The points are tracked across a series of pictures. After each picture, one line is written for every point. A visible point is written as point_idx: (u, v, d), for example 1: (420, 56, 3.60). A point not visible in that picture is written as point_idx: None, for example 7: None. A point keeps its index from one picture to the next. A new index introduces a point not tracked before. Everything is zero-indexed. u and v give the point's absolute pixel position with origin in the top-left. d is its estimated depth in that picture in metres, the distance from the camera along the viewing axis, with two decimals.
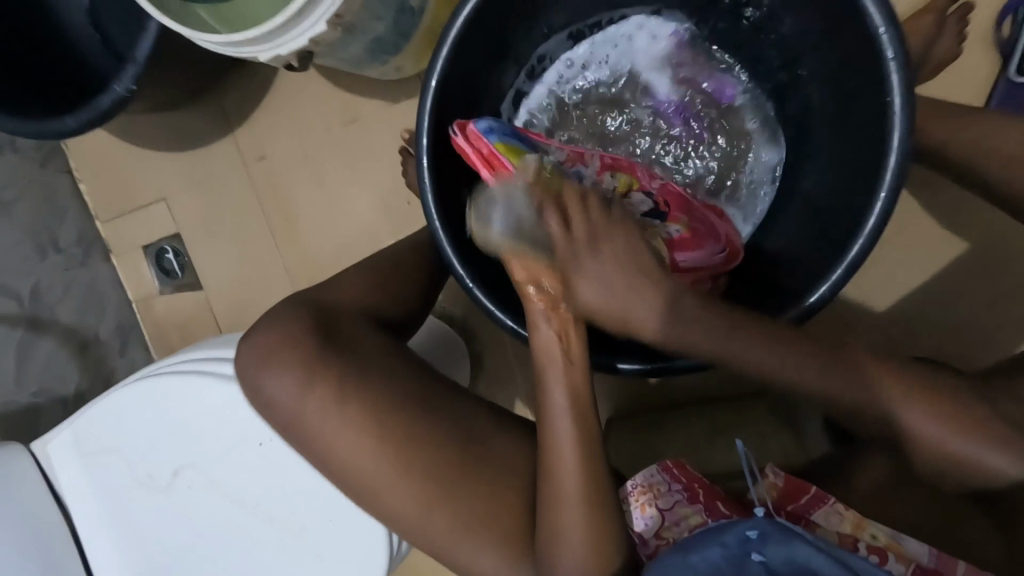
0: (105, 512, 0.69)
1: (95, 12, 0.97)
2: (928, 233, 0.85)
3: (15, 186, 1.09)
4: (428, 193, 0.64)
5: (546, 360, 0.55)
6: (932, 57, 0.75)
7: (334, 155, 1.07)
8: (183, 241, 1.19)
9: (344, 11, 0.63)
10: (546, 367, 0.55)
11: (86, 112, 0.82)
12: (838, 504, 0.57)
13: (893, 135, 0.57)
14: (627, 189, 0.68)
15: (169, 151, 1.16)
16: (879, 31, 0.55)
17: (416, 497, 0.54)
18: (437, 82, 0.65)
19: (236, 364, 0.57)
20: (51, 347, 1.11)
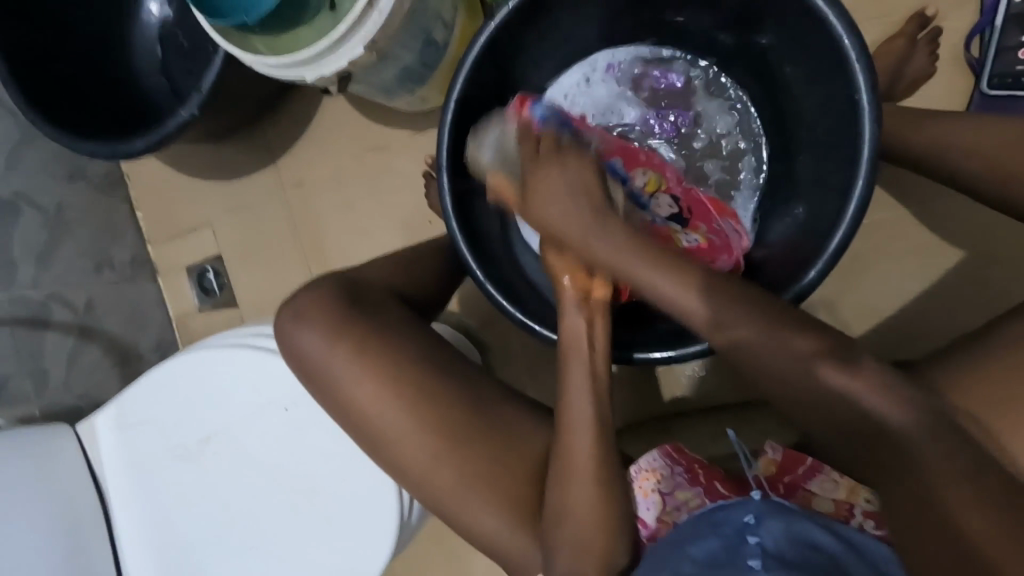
0: (141, 485, 0.74)
1: (164, 58, 1.11)
2: (929, 240, 0.88)
3: (81, 209, 1.22)
4: (447, 193, 0.72)
5: (573, 352, 0.61)
6: (907, 75, 0.82)
7: (364, 179, 1.17)
8: (223, 261, 1.28)
9: (378, 38, 0.74)
10: (571, 360, 0.61)
11: (155, 134, 0.94)
12: (831, 472, 0.62)
13: (864, 133, 0.62)
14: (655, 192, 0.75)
15: (220, 180, 1.27)
16: (845, 40, 0.62)
17: (430, 451, 0.58)
18: (457, 98, 0.73)
19: (274, 326, 0.64)
20: (97, 355, 1.20)
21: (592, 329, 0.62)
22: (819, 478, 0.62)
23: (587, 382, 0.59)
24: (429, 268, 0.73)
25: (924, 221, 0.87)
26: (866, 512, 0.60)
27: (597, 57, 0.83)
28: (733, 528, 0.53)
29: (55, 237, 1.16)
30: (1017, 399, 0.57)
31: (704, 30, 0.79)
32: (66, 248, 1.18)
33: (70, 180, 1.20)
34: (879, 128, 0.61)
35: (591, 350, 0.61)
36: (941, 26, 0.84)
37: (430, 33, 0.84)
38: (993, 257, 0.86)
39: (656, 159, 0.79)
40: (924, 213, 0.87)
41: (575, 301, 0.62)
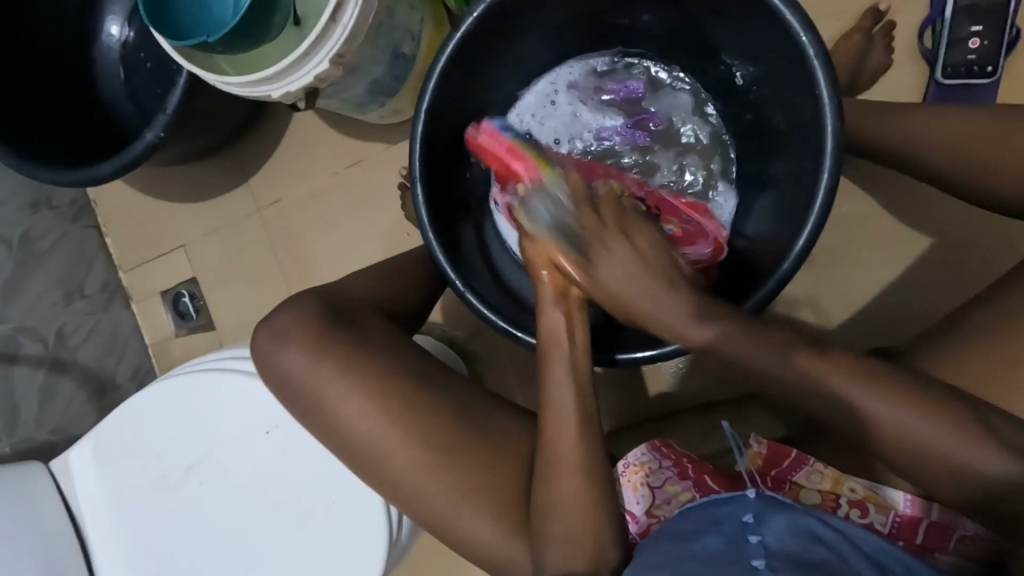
0: (121, 520, 0.71)
1: (128, 81, 1.09)
2: (898, 228, 0.90)
3: (48, 239, 1.18)
4: (421, 205, 0.72)
5: (553, 350, 0.59)
6: (866, 68, 0.84)
7: (340, 195, 1.16)
8: (199, 284, 1.26)
9: (344, 52, 0.74)
10: (551, 357, 0.59)
11: (120, 159, 0.92)
12: (817, 462, 0.63)
13: (826, 126, 0.64)
14: (624, 193, 0.72)
15: (192, 202, 1.25)
16: (801, 37, 0.63)
17: (418, 464, 0.58)
18: (427, 109, 0.73)
19: (251, 347, 0.63)
20: (70, 387, 1.16)
21: (574, 327, 0.59)
22: (806, 469, 0.63)
23: (572, 385, 0.59)
24: (408, 280, 0.73)
25: (891, 210, 0.90)
26: (851, 500, 0.61)
27: (557, 71, 0.84)
28: (733, 525, 0.54)
29: (21, 269, 1.13)
30: (988, 377, 0.58)
31: (668, 32, 0.80)
32: (33, 279, 1.15)
33: (34, 209, 1.17)
34: (841, 121, 0.63)
35: (571, 347, 0.59)
36: (896, 21, 0.86)
37: (398, 45, 0.84)
38: (959, 241, 0.88)
39: (613, 172, 0.75)
40: (890, 201, 0.90)
41: (552, 297, 0.58)
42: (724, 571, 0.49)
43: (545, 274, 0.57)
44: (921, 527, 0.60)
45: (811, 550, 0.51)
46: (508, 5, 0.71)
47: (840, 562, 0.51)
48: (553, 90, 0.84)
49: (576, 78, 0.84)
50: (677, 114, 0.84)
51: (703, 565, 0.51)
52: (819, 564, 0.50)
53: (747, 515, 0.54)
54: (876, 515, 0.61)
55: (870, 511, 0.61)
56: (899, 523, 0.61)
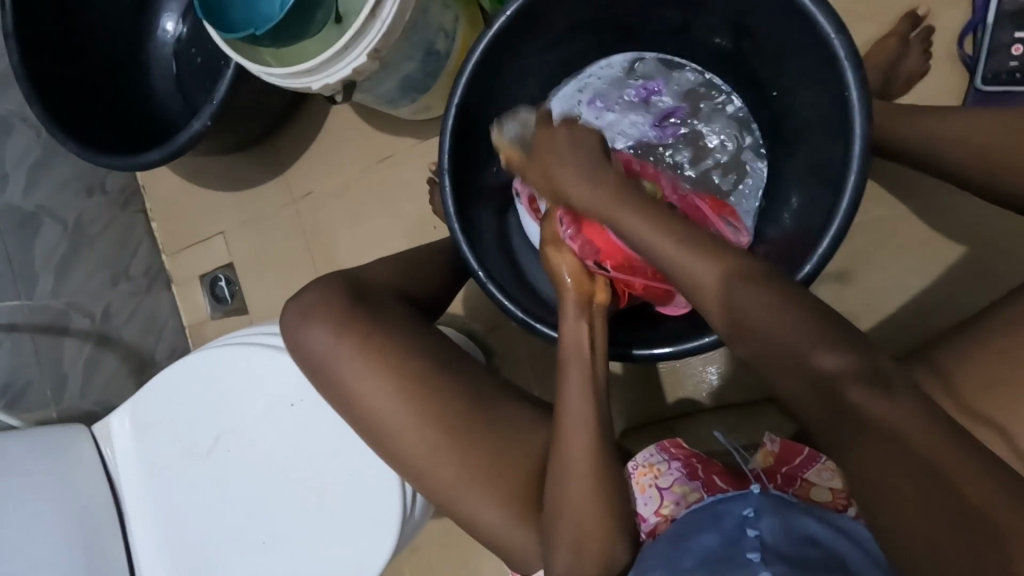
0: (153, 485, 0.76)
1: (179, 74, 1.15)
2: (931, 237, 0.88)
3: (100, 221, 1.26)
4: (448, 196, 0.74)
5: (574, 359, 0.60)
6: (901, 73, 0.83)
7: (371, 188, 1.20)
8: (234, 270, 1.32)
9: (381, 47, 0.77)
10: (569, 367, 0.60)
11: (168, 146, 0.98)
12: (829, 461, 0.62)
13: (856, 127, 0.63)
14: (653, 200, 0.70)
15: (232, 190, 1.31)
16: (831, 37, 0.63)
17: (431, 441, 0.60)
18: (458, 102, 0.76)
19: (281, 321, 0.66)
20: (112, 362, 1.23)
21: (593, 333, 0.61)
22: (817, 466, 0.62)
23: (586, 375, 0.60)
24: (431, 268, 0.76)
25: (923, 217, 0.88)
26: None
27: (580, 80, 0.86)
28: (732, 521, 0.54)
29: (74, 248, 1.20)
30: (1012, 386, 0.57)
31: (697, 33, 0.81)
32: (85, 258, 1.22)
33: (89, 193, 1.24)
34: (868, 125, 0.62)
35: (592, 357, 0.60)
36: (933, 25, 0.85)
37: (431, 43, 0.87)
38: (996, 252, 0.85)
39: (650, 167, 0.77)
40: (923, 209, 0.88)
41: (576, 304, 0.62)
42: (719, 566, 0.50)
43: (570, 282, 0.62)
44: None
45: (808, 549, 0.51)
46: (539, 4, 0.74)
47: (836, 561, 0.50)
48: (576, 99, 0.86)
49: (597, 86, 0.86)
50: (701, 118, 0.86)
51: (699, 562, 0.52)
52: (812, 561, 0.50)
53: (747, 509, 0.55)
54: None
55: None
56: None
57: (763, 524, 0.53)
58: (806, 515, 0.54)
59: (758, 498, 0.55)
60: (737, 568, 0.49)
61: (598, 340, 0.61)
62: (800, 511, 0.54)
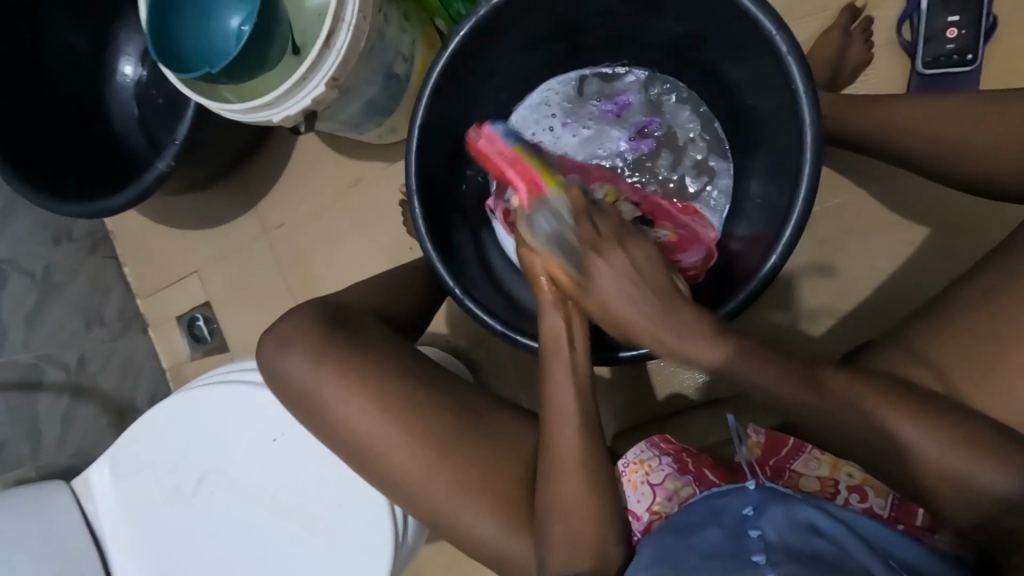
0: (137, 535, 0.74)
1: (141, 116, 1.15)
2: (892, 217, 0.90)
3: (69, 270, 1.24)
4: (418, 216, 0.75)
5: (555, 354, 0.60)
6: (846, 63, 0.86)
7: (344, 214, 1.20)
8: (212, 308, 1.30)
9: (340, 75, 0.78)
10: (554, 366, 0.60)
11: (133, 188, 0.97)
12: (814, 450, 0.63)
13: (806, 118, 0.65)
14: (615, 200, 0.78)
15: (203, 228, 1.30)
16: (773, 34, 0.65)
17: (420, 462, 0.59)
18: (420, 124, 0.77)
19: (258, 354, 0.65)
20: (91, 412, 1.20)
21: (573, 328, 0.60)
22: (804, 456, 0.63)
23: (568, 381, 0.60)
24: (407, 289, 0.76)
25: (883, 199, 0.90)
26: (849, 485, 0.62)
27: (540, 97, 0.89)
28: (733, 519, 0.54)
29: (43, 299, 1.18)
30: (979, 355, 0.59)
31: (649, 39, 0.83)
32: (55, 308, 1.19)
33: (55, 242, 1.22)
34: (817, 115, 0.65)
35: (571, 354, 0.60)
36: (872, 16, 0.88)
37: (391, 67, 0.88)
38: (955, 227, 0.88)
39: (610, 174, 0.85)
40: (882, 191, 0.90)
41: (552, 301, 0.59)
42: (724, 563, 0.49)
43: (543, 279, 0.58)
44: (919, 509, 0.60)
45: (812, 543, 0.50)
46: (492, 23, 0.75)
47: (843, 555, 0.50)
48: (537, 115, 0.89)
49: (557, 100, 0.89)
50: (662, 122, 0.88)
51: (704, 559, 0.51)
52: (818, 555, 0.49)
53: (747, 507, 0.55)
54: (875, 498, 0.62)
55: (869, 496, 0.61)
56: (899, 505, 0.61)
57: (764, 519, 0.53)
58: (806, 505, 0.54)
59: (758, 495, 0.55)
60: (742, 565, 0.48)
61: (578, 334, 0.60)
62: (800, 503, 0.55)
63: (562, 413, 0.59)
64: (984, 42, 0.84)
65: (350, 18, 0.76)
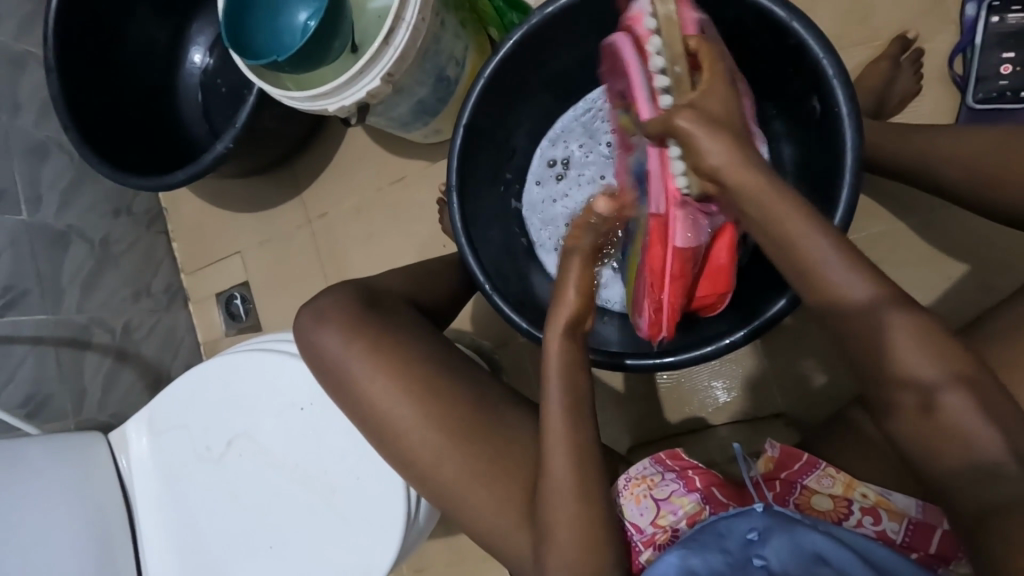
0: (163, 488, 0.77)
1: (205, 102, 1.23)
2: (932, 251, 0.88)
3: (124, 242, 1.33)
4: (456, 214, 0.79)
5: (551, 374, 0.61)
6: (893, 92, 0.86)
7: (383, 209, 1.25)
8: (250, 288, 1.37)
9: (394, 71, 0.82)
10: (549, 382, 0.61)
11: (193, 167, 1.03)
12: (828, 466, 0.60)
13: (849, 140, 0.66)
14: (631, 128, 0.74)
15: (250, 212, 1.37)
16: (819, 57, 0.66)
17: (436, 444, 0.60)
18: (465, 124, 0.80)
19: (295, 326, 0.67)
20: (130, 376, 1.27)
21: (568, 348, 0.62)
22: (817, 472, 0.60)
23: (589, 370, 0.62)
24: (439, 280, 0.79)
25: (922, 233, 0.89)
26: (863, 507, 0.58)
27: (583, 102, 0.93)
28: (737, 544, 0.55)
29: (99, 266, 1.26)
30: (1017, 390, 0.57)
31: None
32: (109, 275, 1.28)
33: (115, 214, 1.31)
34: (858, 136, 0.65)
35: (559, 371, 0.61)
36: (924, 48, 0.88)
37: (442, 69, 0.92)
38: (998, 266, 0.86)
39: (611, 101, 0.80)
40: (922, 225, 0.89)
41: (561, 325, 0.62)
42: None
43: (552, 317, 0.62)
44: (935, 537, 0.56)
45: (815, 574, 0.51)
46: (543, 30, 0.77)
47: None
48: (578, 120, 0.94)
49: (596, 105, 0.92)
50: None
51: None
52: None
53: (751, 531, 0.55)
54: (889, 522, 0.57)
55: (882, 519, 0.57)
56: (914, 530, 0.56)
57: (772, 547, 0.54)
58: (813, 531, 0.54)
59: (762, 517, 0.56)
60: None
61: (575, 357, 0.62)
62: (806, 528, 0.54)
63: (578, 415, 0.60)
64: None
65: (409, 18, 0.80)
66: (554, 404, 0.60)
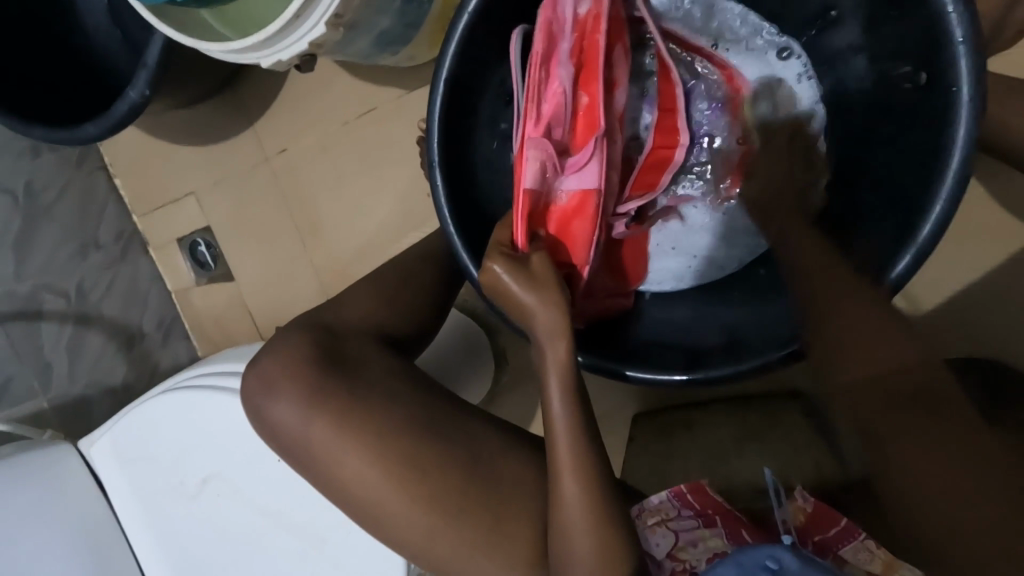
0: (140, 519, 0.71)
1: (111, 7, 0.95)
2: (1010, 223, 0.75)
3: (54, 187, 1.13)
4: (441, 198, 0.65)
5: (562, 466, 0.52)
6: (1011, 23, 0.65)
7: (355, 149, 1.05)
8: (212, 235, 1.20)
9: (344, 10, 0.60)
10: (561, 477, 0.52)
11: (105, 119, 0.82)
12: (868, 538, 0.55)
13: (955, 131, 0.50)
14: None
15: (197, 145, 1.16)
16: (947, 9, 0.48)
17: (428, 520, 0.53)
18: (446, 79, 0.64)
19: (242, 391, 0.58)
20: (97, 340, 1.16)
21: (575, 446, 0.52)
22: (854, 543, 0.55)
23: (567, 419, 0.53)
24: (424, 286, 0.66)
25: (1000, 203, 0.75)
26: None
27: None
28: (753, 563, 0.50)
29: (30, 220, 1.09)
30: None
31: None
32: (45, 230, 1.11)
33: (35, 154, 1.10)
34: (975, 128, 0.49)
35: (573, 469, 0.52)
36: None
37: None
38: None
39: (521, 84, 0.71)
40: (1001, 194, 0.74)
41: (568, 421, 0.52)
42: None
43: (557, 409, 0.53)
44: None
45: None
46: None
47: None
48: None
49: None
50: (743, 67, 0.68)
51: None
52: None
53: (771, 558, 0.50)
54: None
55: None
56: None
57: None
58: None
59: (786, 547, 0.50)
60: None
61: (585, 455, 0.52)
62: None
63: (572, 474, 0.52)
64: None
65: None
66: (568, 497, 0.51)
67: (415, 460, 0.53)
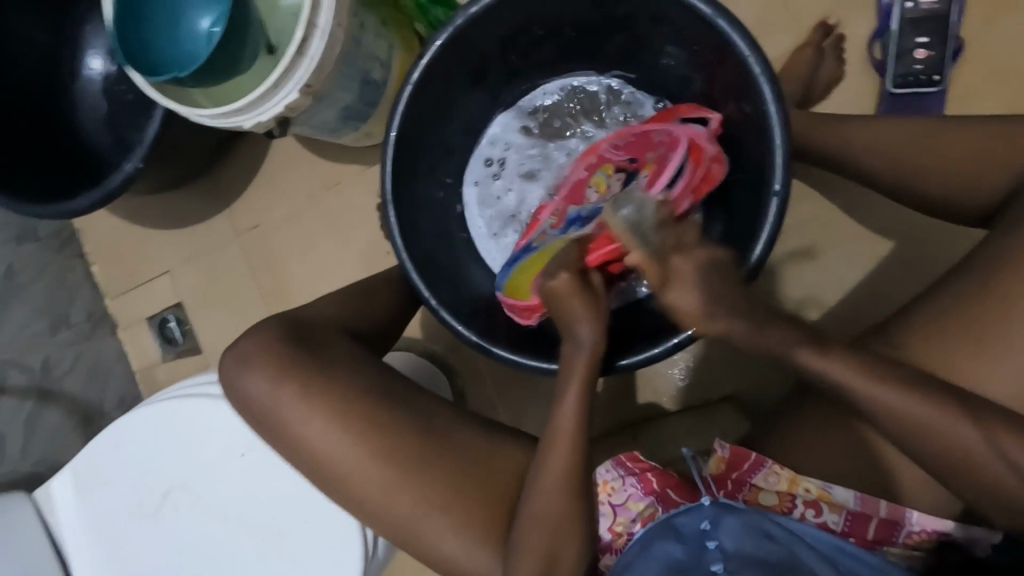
0: (95, 550, 0.74)
1: (109, 110, 1.12)
2: (864, 229, 0.92)
3: (33, 270, 1.20)
4: (393, 228, 0.77)
5: (558, 440, 0.59)
6: (819, 79, 0.87)
7: (322, 217, 1.18)
8: (184, 310, 1.27)
9: (313, 82, 0.77)
10: (553, 446, 0.59)
11: (98, 191, 0.94)
12: (773, 464, 0.63)
13: (775, 137, 0.66)
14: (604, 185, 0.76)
15: (176, 228, 1.27)
16: (747, 55, 0.67)
17: (385, 481, 0.59)
18: (395, 133, 0.78)
19: (220, 369, 0.65)
20: (56, 416, 1.17)
21: (568, 419, 0.59)
22: (763, 470, 0.63)
23: (577, 399, 0.59)
24: (381, 298, 0.76)
25: (852, 215, 0.92)
26: (806, 500, 0.62)
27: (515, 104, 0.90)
28: (690, 531, 0.56)
29: (5, 299, 1.15)
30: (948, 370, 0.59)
31: (627, 46, 0.83)
32: (18, 309, 1.16)
33: (19, 241, 1.19)
34: (787, 134, 0.65)
35: (563, 436, 0.59)
36: (844, 33, 0.90)
37: (366, 72, 0.87)
38: (923, 243, 0.90)
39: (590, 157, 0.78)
40: (850, 206, 0.92)
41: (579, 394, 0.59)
42: None
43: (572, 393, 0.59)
44: (872, 521, 0.61)
45: (764, 548, 0.53)
46: (467, 32, 0.77)
47: (790, 556, 0.53)
48: (513, 118, 0.90)
49: (527, 101, 0.90)
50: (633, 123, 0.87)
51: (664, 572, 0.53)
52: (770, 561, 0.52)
53: (703, 521, 0.56)
54: (829, 513, 0.62)
55: (823, 510, 0.62)
56: (852, 519, 0.61)
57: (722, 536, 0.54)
58: (764, 517, 0.57)
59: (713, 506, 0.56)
60: None
61: (578, 427, 0.59)
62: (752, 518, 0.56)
63: (555, 435, 0.59)
64: (949, 64, 0.86)
65: (323, 25, 0.75)
66: (551, 459, 0.58)
67: (378, 425, 0.61)
